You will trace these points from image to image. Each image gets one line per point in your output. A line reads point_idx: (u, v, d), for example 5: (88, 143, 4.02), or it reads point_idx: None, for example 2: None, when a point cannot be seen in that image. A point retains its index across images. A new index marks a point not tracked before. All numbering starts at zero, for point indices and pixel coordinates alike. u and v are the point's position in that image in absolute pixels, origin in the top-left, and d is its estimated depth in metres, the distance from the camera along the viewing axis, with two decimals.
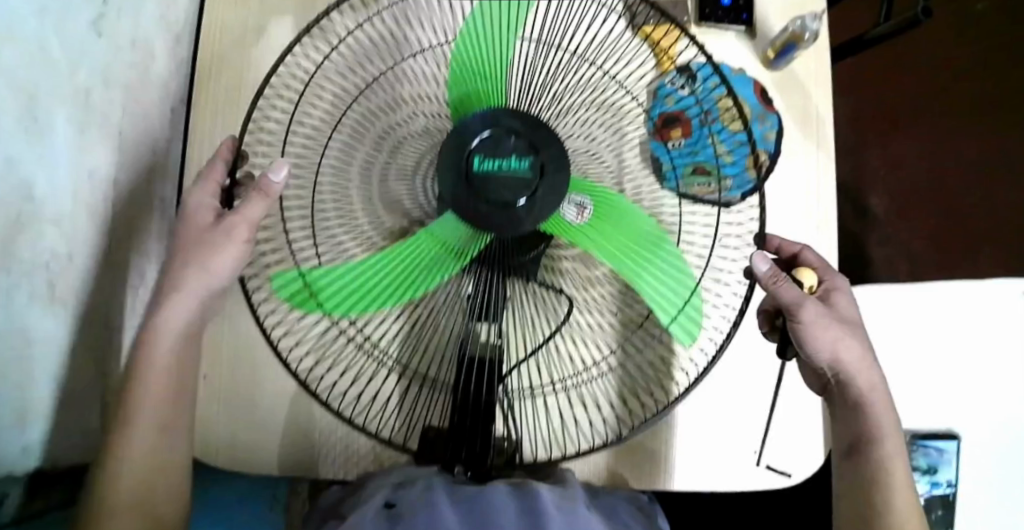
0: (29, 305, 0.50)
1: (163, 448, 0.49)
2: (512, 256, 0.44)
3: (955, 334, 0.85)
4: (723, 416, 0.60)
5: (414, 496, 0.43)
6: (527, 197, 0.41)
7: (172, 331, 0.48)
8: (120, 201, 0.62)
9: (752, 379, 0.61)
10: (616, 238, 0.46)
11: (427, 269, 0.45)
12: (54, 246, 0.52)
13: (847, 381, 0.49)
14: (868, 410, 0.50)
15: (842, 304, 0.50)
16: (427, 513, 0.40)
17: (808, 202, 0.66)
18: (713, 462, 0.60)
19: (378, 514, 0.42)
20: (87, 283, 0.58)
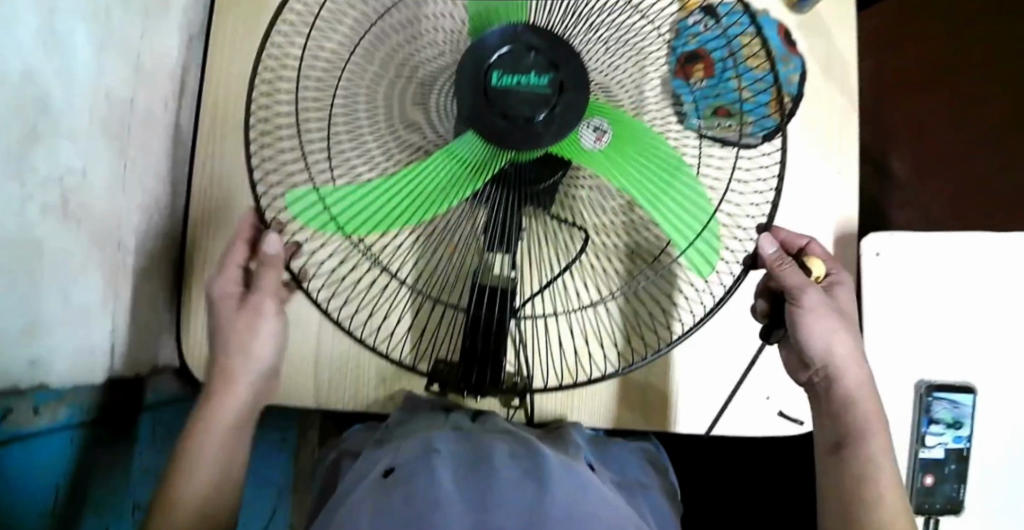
0: (49, 220, 0.47)
1: (223, 468, 0.53)
2: (527, 183, 0.43)
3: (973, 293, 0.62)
4: (726, 364, 0.59)
5: (412, 461, 0.43)
6: (545, 113, 0.40)
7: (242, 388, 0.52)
8: (151, 127, 0.57)
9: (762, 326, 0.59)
10: (636, 166, 0.44)
11: (440, 189, 0.43)
12: (70, 160, 0.48)
13: (835, 375, 0.50)
14: (854, 407, 0.50)
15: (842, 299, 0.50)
16: (426, 479, 0.39)
17: (825, 167, 0.56)
18: (718, 410, 0.59)
19: (376, 480, 0.42)
20: (111, 209, 0.54)
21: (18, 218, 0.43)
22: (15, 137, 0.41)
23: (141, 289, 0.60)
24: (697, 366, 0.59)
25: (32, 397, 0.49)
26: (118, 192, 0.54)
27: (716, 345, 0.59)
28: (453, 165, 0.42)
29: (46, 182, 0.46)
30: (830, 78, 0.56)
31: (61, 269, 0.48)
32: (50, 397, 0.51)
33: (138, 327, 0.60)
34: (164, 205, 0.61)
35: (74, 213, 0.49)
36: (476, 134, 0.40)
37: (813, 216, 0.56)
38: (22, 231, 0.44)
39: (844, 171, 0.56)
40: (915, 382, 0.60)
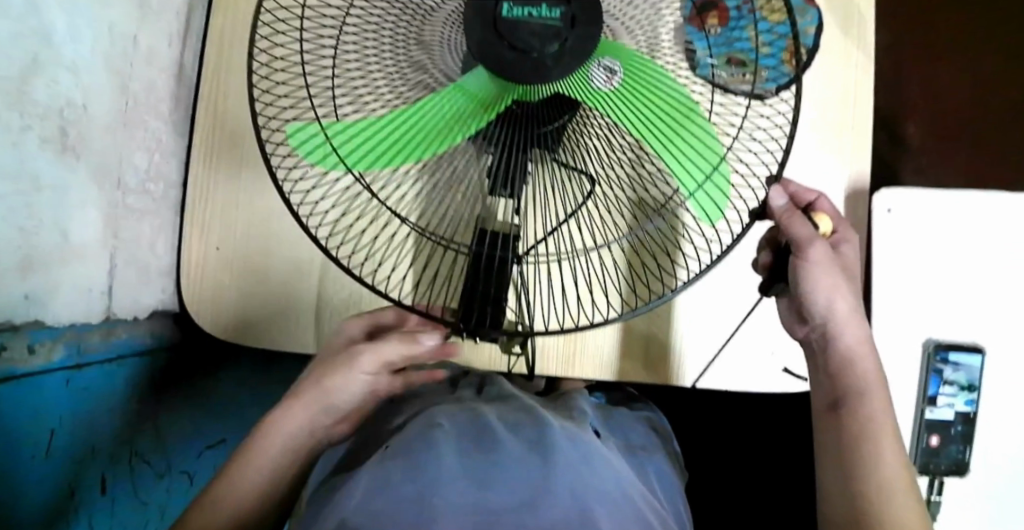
0: (46, 153, 0.45)
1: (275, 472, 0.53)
2: (535, 124, 0.41)
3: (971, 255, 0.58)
4: (734, 317, 0.58)
5: (412, 435, 0.45)
6: (557, 44, 0.38)
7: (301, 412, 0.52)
8: (147, 67, 0.56)
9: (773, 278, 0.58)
10: (646, 108, 0.43)
11: (451, 121, 0.41)
12: (70, 92, 0.46)
13: (831, 336, 0.47)
14: (854, 371, 0.48)
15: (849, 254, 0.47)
16: (429, 457, 0.41)
17: (844, 114, 0.55)
18: (726, 363, 0.58)
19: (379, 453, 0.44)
20: (110, 150, 0.52)
21: (18, 151, 0.41)
22: (19, 66, 0.39)
23: (137, 229, 0.58)
24: (702, 316, 0.58)
25: (26, 332, 0.46)
26: (117, 129, 0.53)
27: (722, 296, 0.58)
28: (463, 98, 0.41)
29: (45, 113, 0.43)
30: (847, 33, 0.56)
31: (56, 202, 0.47)
32: (44, 336, 0.48)
33: (133, 266, 0.58)
34: (162, 142, 0.59)
35: (71, 146, 0.47)
36: (487, 68, 0.38)
37: (824, 170, 0.56)
38: (21, 164, 0.41)
39: (857, 125, 0.55)
40: (924, 340, 0.58)
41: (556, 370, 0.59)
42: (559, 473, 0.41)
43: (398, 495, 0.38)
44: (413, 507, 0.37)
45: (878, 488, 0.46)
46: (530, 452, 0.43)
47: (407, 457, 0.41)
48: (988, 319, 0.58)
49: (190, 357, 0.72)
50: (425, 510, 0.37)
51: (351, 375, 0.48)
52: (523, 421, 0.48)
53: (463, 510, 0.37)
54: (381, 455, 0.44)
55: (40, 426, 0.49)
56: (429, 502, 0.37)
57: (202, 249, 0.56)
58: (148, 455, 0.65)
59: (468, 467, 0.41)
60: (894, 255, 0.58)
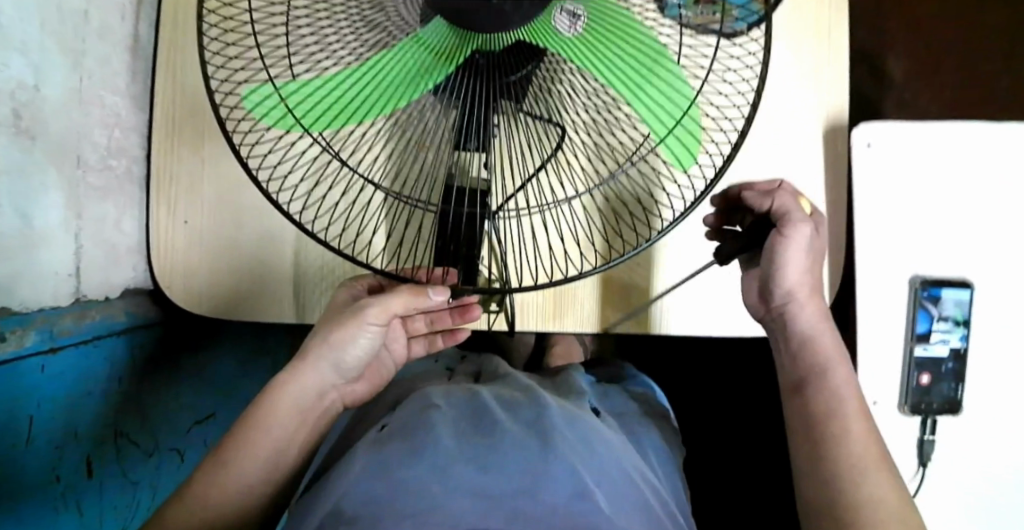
0: (1, 136, 0.43)
1: (277, 456, 0.49)
2: (498, 77, 0.39)
3: (968, 187, 0.57)
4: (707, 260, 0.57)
5: (407, 415, 0.45)
6: None
7: (300, 396, 0.49)
8: (101, 43, 0.54)
9: None
10: (611, 51, 0.39)
11: (408, 76, 0.38)
12: (21, 72, 0.44)
13: (795, 284, 0.47)
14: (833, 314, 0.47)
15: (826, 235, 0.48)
16: (427, 442, 0.41)
17: (816, 49, 0.54)
18: (706, 309, 0.58)
19: (373, 434, 0.44)
20: (68, 132, 0.51)
21: None
22: None
23: (103, 209, 0.57)
24: (682, 260, 0.57)
25: None
26: (72, 106, 0.51)
27: (702, 239, 0.57)
28: (417, 50, 0.38)
29: None
30: None
31: (16, 186, 0.45)
32: (13, 324, 0.47)
33: (101, 246, 0.57)
34: (123, 118, 0.58)
35: (27, 127, 0.46)
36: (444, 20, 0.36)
37: (801, 107, 0.55)
38: None
39: (833, 60, 0.54)
40: (911, 277, 0.57)
41: (536, 325, 0.58)
42: (558, 458, 0.40)
43: (394, 477, 0.38)
44: (409, 489, 0.37)
45: (866, 423, 0.45)
46: (529, 438, 0.43)
47: (405, 440, 0.41)
48: (973, 253, 0.57)
49: (178, 337, 0.70)
50: (421, 492, 0.37)
51: (357, 334, 0.47)
52: (521, 402, 0.49)
53: (458, 495, 0.37)
54: (374, 435, 0.45)
55: (21, 419, 0.48)
56: (425, 487, 0.37)
57: (171, 223, 0.55)
58: (136, 437, 0.64)
59: (465, 452, 0.41)
60: (875, 190, 0.57)
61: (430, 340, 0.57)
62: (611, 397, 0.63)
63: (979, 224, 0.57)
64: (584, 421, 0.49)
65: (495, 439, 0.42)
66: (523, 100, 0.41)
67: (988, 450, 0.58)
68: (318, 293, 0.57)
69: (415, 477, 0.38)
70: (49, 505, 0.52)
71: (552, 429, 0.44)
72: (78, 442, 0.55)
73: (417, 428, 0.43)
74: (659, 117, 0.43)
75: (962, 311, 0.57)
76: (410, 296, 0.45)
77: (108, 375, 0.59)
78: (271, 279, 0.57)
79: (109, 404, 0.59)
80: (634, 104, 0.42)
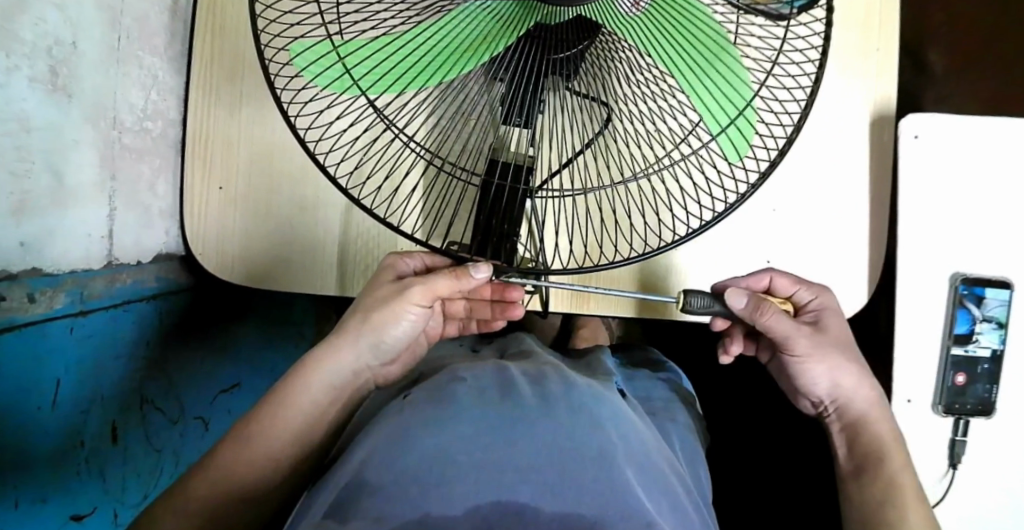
0: (37, 93, 0.42)
1: (307, 427, 0.48)
2: (552, 50, 0.39)
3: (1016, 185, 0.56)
4: (751, 246, 0.55)
5: (438, 384, 0.42)
6: None
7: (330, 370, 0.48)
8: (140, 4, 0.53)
9: (797, 216, 0.55)
10: (671, 34, 0.39)
11: (467, 42, 0.38)
12: (58, 30, 0.43)
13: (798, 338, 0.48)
14: None
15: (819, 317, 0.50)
16: (452, 409, 0.38)
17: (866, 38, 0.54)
18: None
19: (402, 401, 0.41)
20: (103, 93, 0.50)
21: (4, 92, 0.39)
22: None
23: (136, 171, 0.56)
24: (726, 246, 0.56)
25: (24, 280, 0.44)
26: (108, 67, 0.50)
27: (748, 228, 0.55)
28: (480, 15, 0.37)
29: (34, 51, 0.41)
30: None
31: (51, 145, 0.45)
32: (44, 284, 0.46)
33: (132, 208, 0.56)
34: (159, 79, 0.57)
35: (63, 85, 0.45)
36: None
37: (851, 90, 0.55)
38: (8, 104, 0.39)
39: (883, 44, 0.54)
40: (951, 274, 0.56)
41: (569, 307, 0.58)
42: (595, 442, 0.37)
43: (418, 444, 0.35)
44: (435, 453, 0.35)
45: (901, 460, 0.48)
46: (571, 412, 0.39)
47: (432, 406, 0.38)
48: (1016, 253, 0.56)
49: (205, 307, 0.70)
50: (448, 459, 0.34)
51: (396, 309, 0.46)
52: (548, 372, 0.45)
53: (488, 465, 0.34)
54: (397, 405, 0.41)
55: (49, 383, 0.47)
56: (453, 456, 0.34)
57: (205, 188, 0.55)
58: (161, 403, 0.64)
59: (500, 419, 0.37)
60: (919, 182, 0.56)
61: (465, 323, 0.58)
62: (638, 376, 0.61)
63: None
64: (614, 406, 0.44)
65: (528, 416, 0.37)
66: (575, 77, 0.41)
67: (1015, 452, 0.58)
68: (350, 266, 0.57)
69: (440, 445, 0.35)
70: (73, 473, 0.51)
71: (590, 413, 0.39)
72: (103, 407, 0.54)
73: (444, 396, 0.39)
74: (713, 105, 0.42)
75: (999, 312, 0.56)
76: (452, 277, 0.44)
77: (136, 340, 0.59)
78: (303, 250, 0.57)
79: (135, 368, 0.59)
80: (689, 89, 0.41)
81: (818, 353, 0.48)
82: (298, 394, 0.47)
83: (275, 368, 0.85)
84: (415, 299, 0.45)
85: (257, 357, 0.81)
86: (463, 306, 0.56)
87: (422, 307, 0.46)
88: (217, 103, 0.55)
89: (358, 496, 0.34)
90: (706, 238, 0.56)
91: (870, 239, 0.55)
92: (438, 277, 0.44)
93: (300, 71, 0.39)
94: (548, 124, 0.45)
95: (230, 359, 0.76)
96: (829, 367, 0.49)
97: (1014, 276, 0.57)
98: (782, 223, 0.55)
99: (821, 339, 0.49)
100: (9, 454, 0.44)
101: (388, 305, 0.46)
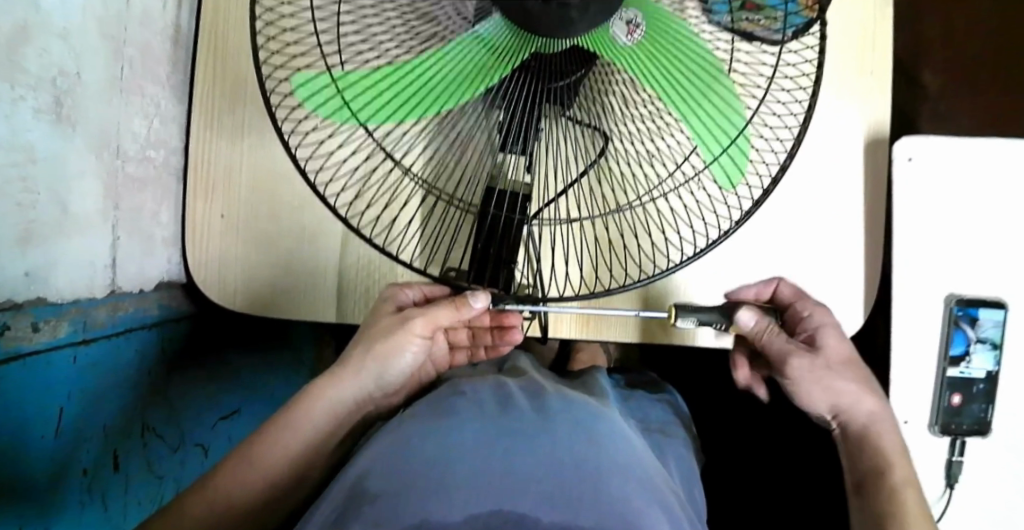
0: (41, 124, 0.43)
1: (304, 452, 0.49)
2: (550, 82, 0.37)
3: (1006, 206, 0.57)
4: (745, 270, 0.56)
5: (435, 402, 0.41)
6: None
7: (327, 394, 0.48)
8: (142, 34, 0.54)
9: (792, 237, 0.56)
10: (666, 66, 0.39)
11: (462, 74, 0.37)
12: (63, 60, 0.44)
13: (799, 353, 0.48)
14: None
15: (823, 341, 0.50)
16: (451, 429, 0.37)
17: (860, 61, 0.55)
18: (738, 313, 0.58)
19: (400, 415, 0.40)
20: (106, 121, 0.50)
21: (10, 124, 0.39)
22: (5, 31, 0.37)
23: (138, 199, 0.57)
24: (723, 271, 0.56)
25: (28, 310, 0.44)
26: (111, 96, 0.51)
27: (748, 252, 0.56)
28: (476, 47, 0.36)
29: (38, 84, 0.41)
30: None
31: (55, 174, 0.45)
32: (48, 314, 0.46)
33: (135, 236, 0.57)
34: (161, 107, 0.58)
35: (67, 115, 0.45)
36: (506, 20, 0.34)
37: (849, 112, 0.55)
38: (14, 136, 0.39)
39: (881, 67, 0.55)
40: (946, 295, 0.57)
41: (571, 331, 0.60)
42: (594, 456, 0.36)
43: (414, 454, 0.35)
44: (436, 464, 0.34)
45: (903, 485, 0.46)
46: (569, 426, 0.38)
47: (431, 419, 0.38)
48: (1009, 276, 0.58)
49: (206, 332, 0.71)
50: (442, 469, 0.33)
51: (393, 334, 0.47)
52: (547, 389, 0.44)
53: (482, 473, 0.34)
54: (396, 420, 0.40)
55: (52, 410, 0.47)
56: (448, 464, 0.34)
57: (206, 215, 0.56)
58: (163, 430, 0.64)
59: (496, 431, 0.37)
60: (916, 205, 0.57)
61: (473, 352, 0.57)
62: (636, 398, 0.62)
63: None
64: (614, 422, 0.43)
65: (528, 434, 0.37)
66: (572, 107, 0.40)
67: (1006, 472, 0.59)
68: (352, 293, 0.57)
69: (436, 453, 0.35)
70: (76, 499, 0.52)
71: (592, 428, 0.39)
72: (105, 434, 0.55)
73: (442, 412, 0.39)
74: (707, 134, 0.43)
75: (994, 332, 0.57)
76: (453, 308, 0.45)
77: (137, 365, 0.59)
78: (304, 276, 0.57)
79: (136, 393, 0.59)
80: (686, 119, 0.41)
81: (813, 378, 0.49)
82: (299, 422, 0.47)
83: (275, 391, 0.86)
84: (418, 330, 0.47)
85: (258, 374, 0.81)
86: (465, 333, 0.56)
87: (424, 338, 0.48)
88: (216, 132, 0.56)
89: (355, 507, 0.33)
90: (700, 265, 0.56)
91: (866, 263, 0.56)
92: (439, 308, 0.45)
93: (301, 104, 0.40)
94: (546, 152, 0.44)
95: (229, 381, 0.77)
96: (825, 390, 0.49)
97: (1003, 296, 0.58)
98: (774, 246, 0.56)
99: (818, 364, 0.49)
100: (12, 483, 0.44)
101: (392, 334, 0.47)
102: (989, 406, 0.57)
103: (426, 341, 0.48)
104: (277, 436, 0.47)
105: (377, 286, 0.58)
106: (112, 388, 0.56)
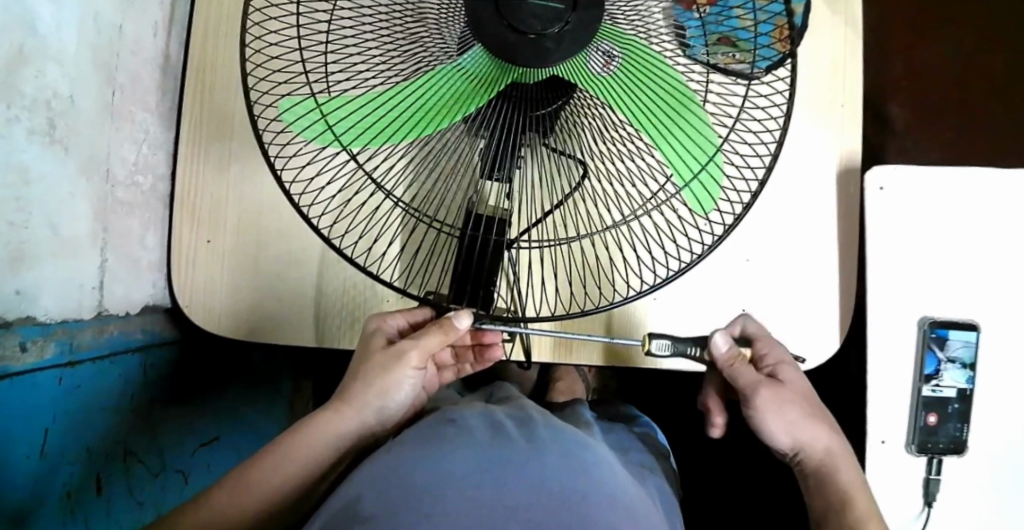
0: (35, 144, 0.43)
1: None
2: (527, 110, 0.39)
3: (963, 235, 0.61)
4: (712, 295, 0.60)
5: (422, 432, 0.41)
6: (557, 30, 0.35)
7: (306, 418, 0.49)
8: (133, 57, 0.56)
9: (755, 262, 0.60)
10: (642, 93, 0.40)
11: (443, 101, 0.38)
12: (59, 84, 0.45)
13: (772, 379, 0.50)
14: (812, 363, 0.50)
15: (789, 379, 0.51)
16: (435, 460, 0.36)
17: (814, 92, 0.60)
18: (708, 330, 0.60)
19: (385, 448, 0.40)
20: (97, 142, 0.51)
21: (6, 146, 0.40)
22: (4, 54, 0.38)
23: (127, 223, 0.58)
24: (688, 298, 0.60)
25: (17, 329, 0.45)
26: (103, 118, 0.52)
27: (721, 275, 0.60)
28: (456, 77, 0.38)
29: (33, 105, 0.42)
30: (836, 14, 0.61)
31: (46, 193, 0.46)
32: (35, 333, 0.47)
33: (123, 259, 0.58)
34: (150, 134, 0.59)
35: (61, 137, 0.46)
36: (485, 49, 0.36)
37: (820, 143, 0.61)
38: (8, 155, 0.40)
39: (847, 102, 0.60)
40: (919, 318, 0.61)
41: (550, 356, 0.62)
42: (579, 485, 0.37)
43: (407, 479, 0.35)
44: (421, 494, 0.34)
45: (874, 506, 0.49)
46: (557, 457, 0.38)
47: (422, 445, 0.38)
48: (974, 298, 0.61)
49: (195, 361, 0.73)
50: (427, 494, 0.34)
51: (373, 362, 0.48)
52: (535, 418, 0.44)
53: (472, 499, 0.34)
54: (382, 450, 0.40)
55: (36, 431, 0.47)
56: (436, 487, 0.34)
57: (193, 242, 0.60)
58: (144, 455, 0.65)
59: (490, 459, 0.37)
60: (886, 232, 0.61)
61: (460, 368, 0.59)
62: (617, 432, 0.63)
63: (973, 275, 0.61)
64: (597, 449, 0.44)
65: (512, 463, 0.37)
66: (550, 135, 0.41)
67: (971, 498, 0.61)
68: (337, 321, 0.62)
69: (422, 477, 0.35)
70: (58, 520, 0.52)
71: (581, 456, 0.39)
72: (87, 459, 0.55)
73: (430, 440, 0.39)
74: (684, 157, 0.43)
75: (965, 355, 0.60)
76: (441, 333, 0.45)
77: (120, 389, 0.60)
78: (286, 299, 0.61)
79: (119, 416, 0.60)
80: (662, 143, 0.42)
81: (785, 404, 0.50)
82: (277, 449, 0.48)
83: (254, 419, 0.87)
84: (413, 362, 0.47)
85: (236, 399, 0.82)
86: (449, 354, 0.58)
87: (411, 366, 0.47)
88: (207, 161, 0.60)
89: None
90: (666, 290, 0.60)
91: (839, 290, 0.60)
92: (427, 336, 0.45)
93: (284, 128, 0.40)
94: (525, 179, 0.45)
95: (210, 407, 0.77)
96: (795, 414, 0.50)
97: (968, 321, 0.60)
98: (737, 277, 0.60)
99: (785, 392, 0.50)
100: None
101: (381, 365, 0.47)
102: (962, 426, 0.60)
103: (420, 372, 0.48)
104: (256, 460, 0.48)
105: (362, 311, 0.62)
106: (97, 409, 0.56)
